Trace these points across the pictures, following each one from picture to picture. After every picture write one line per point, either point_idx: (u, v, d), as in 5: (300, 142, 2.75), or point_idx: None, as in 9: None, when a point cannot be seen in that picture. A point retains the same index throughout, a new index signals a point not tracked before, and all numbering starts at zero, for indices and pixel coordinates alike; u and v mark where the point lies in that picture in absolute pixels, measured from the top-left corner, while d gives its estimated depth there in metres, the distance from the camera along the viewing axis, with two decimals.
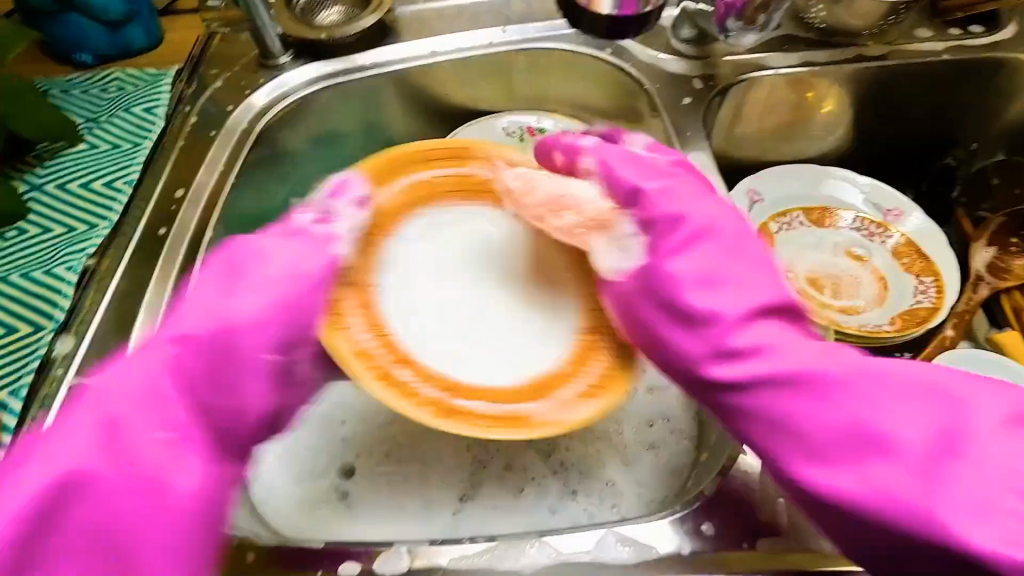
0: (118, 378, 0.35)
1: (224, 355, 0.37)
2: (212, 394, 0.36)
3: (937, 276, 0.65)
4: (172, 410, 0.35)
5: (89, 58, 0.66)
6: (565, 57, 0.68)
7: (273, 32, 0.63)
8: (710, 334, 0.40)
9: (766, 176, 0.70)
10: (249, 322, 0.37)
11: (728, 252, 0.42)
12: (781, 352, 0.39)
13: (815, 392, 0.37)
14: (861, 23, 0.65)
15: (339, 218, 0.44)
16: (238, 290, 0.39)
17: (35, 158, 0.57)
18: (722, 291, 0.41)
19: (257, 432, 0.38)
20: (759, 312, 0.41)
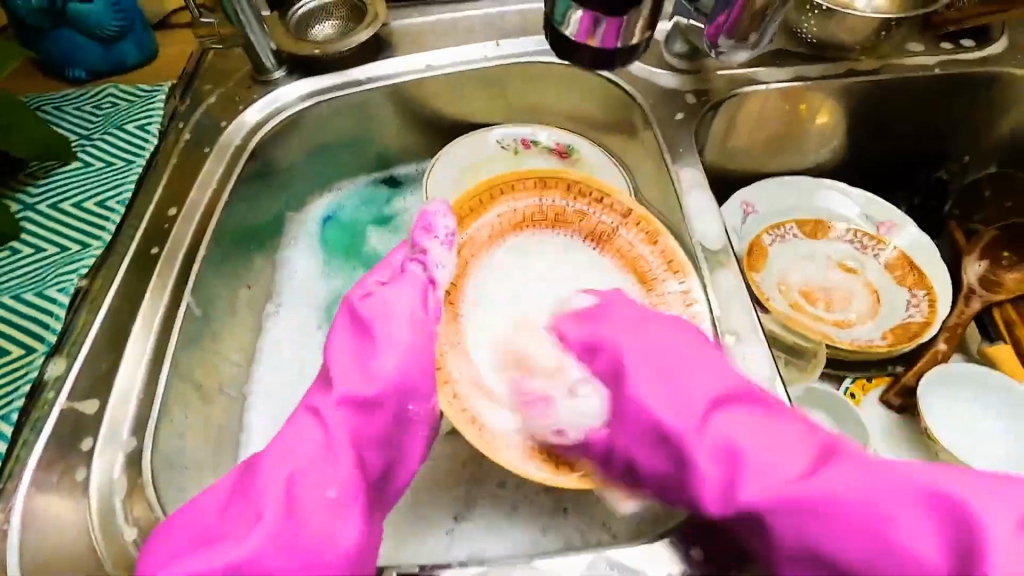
0: (295, 441, 0.42)
1: (380, 415, 0.43)
2: (367, 451, 0.43)
3: (929, 289, 0.66)
4: (337, 468, 0.41)
5: (83, 74, 0.66)
6: (561, 70, 0.68)
7: (266, 46, 0.63)
8: (620, 403, 0.44)
9: (759, 189, 0.70)
10: (392, 383, 0.43)
11: (686, 350, 0.45)
12: (689, 406, 0.43)
13: (748, 424, 0.42)
14: (849, 37, 0.65)
15: (437, 264, 0.49)
16: (377, 349, 0.44)
17: (27, 175, 0.57)
18: (668, 342, 0.46)
19: (396, 483, 0.44)
20: (706, 367, 0.45)
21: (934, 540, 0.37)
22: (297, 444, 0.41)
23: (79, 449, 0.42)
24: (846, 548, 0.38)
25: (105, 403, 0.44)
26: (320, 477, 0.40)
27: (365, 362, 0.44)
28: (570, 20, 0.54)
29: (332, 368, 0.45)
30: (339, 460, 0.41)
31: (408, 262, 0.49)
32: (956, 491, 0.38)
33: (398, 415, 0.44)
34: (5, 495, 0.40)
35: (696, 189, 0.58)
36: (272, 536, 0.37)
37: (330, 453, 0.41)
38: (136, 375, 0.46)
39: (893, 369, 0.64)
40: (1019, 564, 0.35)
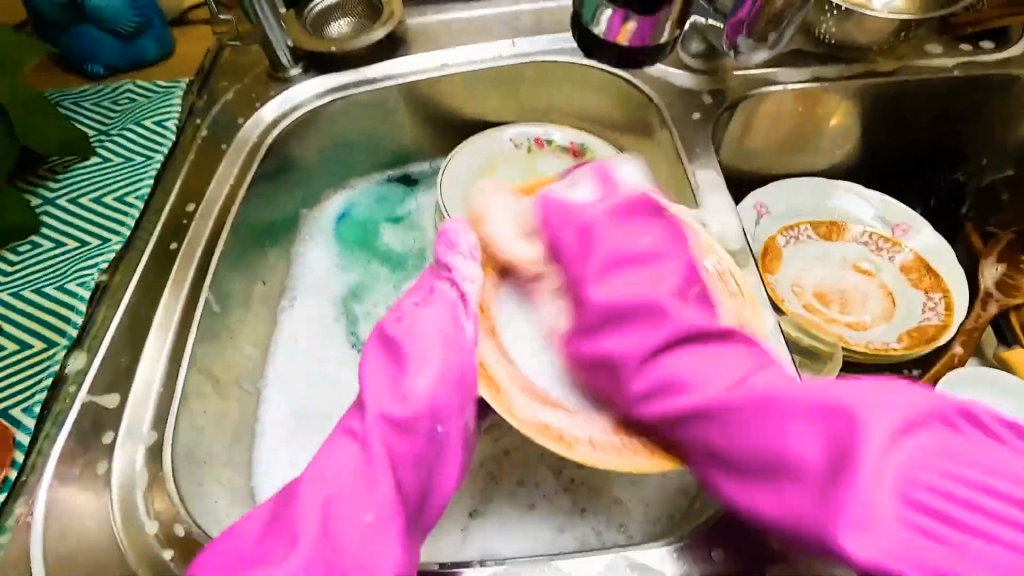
0: (331, 467, 0.39)
1: (413, 437, 0.40)
2: (403, 474, 0.40)
3: (946, 292, 0.65)
4: (377, 494, 0.39)
5: (100, 70, 0.67)
6: (573, 68, 0.67)
7: (283, 44, 0.63)
8: (594, 240, 0.48)
9: (774, 189, 0.70)
10: (425, 403, 0.41)
11: (627, 279, 0.46)
12: (633, 285, 0.45)
13: (695, 357, 0.42)
14: (867, 38, 0.64)
15: (465, 276, 0.46)
16: (409, 369, 0.42)
17: (47, 170, 0.58)
18: (630, 283, 0.46)
19: (432, 505, 0.41)
20: (658, 277, 0.45)
21: (819, 443, 0.36)
22: (332, 471, 0.39)
23: (100, 443, 0.43)
24: (740, 448, 0.38)
25: (125, 398, 0.44)
26: (352, 505, 0.38)
27: (396, 386, 0.42)
28: (601, 19, 0.61)
29: (364, 390, 0.42)
30: (374, 486, 0.39)
31: (438, 283, 0.46)
32: (848, 402, 0.36)
33: (431, 436, 0.41)
34: (27, 488, 0.41)
35: (712, 190, 0.58)
36: (309, 564, 0.36)
37: (364, 479, 0.39)
38: (156, 370, 0.46)
39: (908, 372, 0.64)
40: (883, 479, 0.34)
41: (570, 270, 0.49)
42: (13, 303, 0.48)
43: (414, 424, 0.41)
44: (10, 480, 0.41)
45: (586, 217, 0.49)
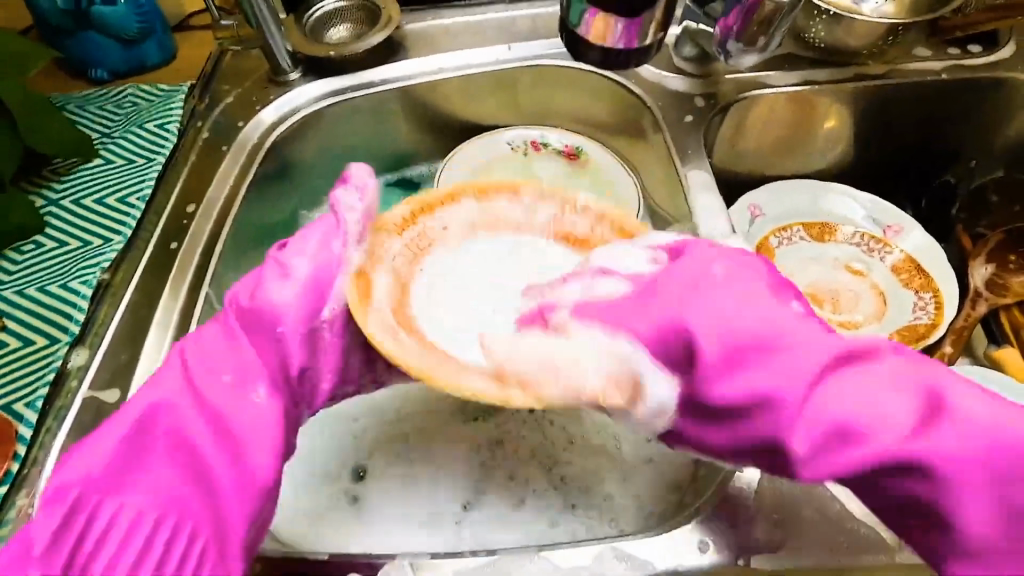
0: (195, 352, 0.41)
1: (259, 331, 0.41)
2: (252, 361, 0.41)
3: (936, 292, 0.66)
4: (240, 370, 0.41)
5: (104, 74, 0.68)
6: (566, 72, 0.69)
7: (283, 48, 0.64)
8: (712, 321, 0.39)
9: (766, 191, 0.71)
10: (272, 299, 0.41)
11: (739, 300, 0.40)
12: (815, 394, 0.37)
13: (858, 383, 0.37)
14: (859, 42, 0.65)
15: (352, 211, 0.44)
16: (268, 268, 0.42)
17: (52, 172, 0.59)
18: (761, 319, 0.39)
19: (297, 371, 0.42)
20: (768, 316, 0.39)
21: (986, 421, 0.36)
22: (194, 360, 0.41)
23: None
24: (981, 507, 0.35)
25: (126, 393, 0.45)
26: (203, 385, 0.40)
27: (256, 293, 0.42)
28: (584, 20, 0.51)
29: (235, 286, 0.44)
30: (226, 370, 0.41)
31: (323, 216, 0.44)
32: None
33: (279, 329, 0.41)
34: (31, 479, 0.41)
35: (704, 190, 0.59)
36: (160, 426, 0.38)
37: (223, 364, 0.41)
38: (157, 365, 0.47)
39: None
40: None
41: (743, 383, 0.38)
42: (20, 302, 0.51)
43: (262, 318, 0.41)
44: (11, 471, 0.43)
45: (647, 280, 0.42)
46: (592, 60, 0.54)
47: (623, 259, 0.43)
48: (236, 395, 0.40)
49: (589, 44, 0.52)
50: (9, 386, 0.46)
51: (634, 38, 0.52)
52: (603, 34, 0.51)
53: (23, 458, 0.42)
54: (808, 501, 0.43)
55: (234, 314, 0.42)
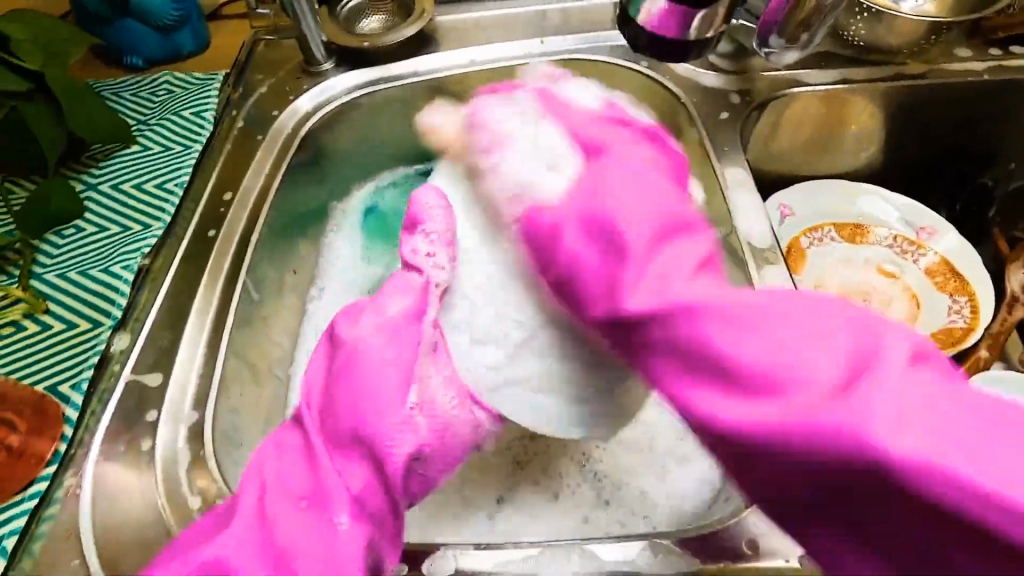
0: (281, 468, 0.40)
1: (349, 442, 0.41)
2: (345, 467, 0.41)
3: (972, 296, 0.65)
4: (320, 488, 0.40)
5: (140, 62, 0.68)
6: (599, 65, 0.68)
7: (318, 39, 0.64)
8: (585, 178, 0.34)
9: (797, 191, 0.70)
10: (364, 403, 0.42)
11: (632, 177, 0.33)
12: (631, 273, 0.29)
13: (755, 323, 0.26)
14: (900, 41, 0.64)
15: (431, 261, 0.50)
16: (351, 367, 0.43)
17: (90, 157, 0.59)
18: (627, 183, 0.33)
19: (399, 461, 0.41)
20: (665, 200, 0.32)
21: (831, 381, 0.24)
22: (278, 473, 0.40)
23: (144, 421, 0.44)
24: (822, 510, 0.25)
25: (167, 377, 0.46)
26: (284, 493, 0.39)
27: (333, 405, 0.42)
28: (645, 12, 0.51)
29: (321, 388, 0.44)
30: (314, 479, 0.40)
31: (370, 313, 0.46)
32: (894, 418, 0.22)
33: (370, 433, 0.41)
34: (76, 460, 0.42)
35: (740, 189, 0.58)
36: (239, 543, 0.36)
37: (310, 472, 0.40)
38: (197, 351, 0.47)
39: None
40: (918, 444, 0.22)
41: (585, 241, 0.32)
42: (63, 285, 0.51)
43: (348, 422, 0.41)
44: (60, 453, 0.43)
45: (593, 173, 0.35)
46: (647, 51, 0.55)
47: (534, 126, 0.42)
48: (322, 505, 0.39)
49: (647, 36, 0.52)
50: (52, 368, 0.47)
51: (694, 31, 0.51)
52: (664, 26, 0.51)
53: (70, 439, 0.43)
54: None
55: (319, 426, 0.42)
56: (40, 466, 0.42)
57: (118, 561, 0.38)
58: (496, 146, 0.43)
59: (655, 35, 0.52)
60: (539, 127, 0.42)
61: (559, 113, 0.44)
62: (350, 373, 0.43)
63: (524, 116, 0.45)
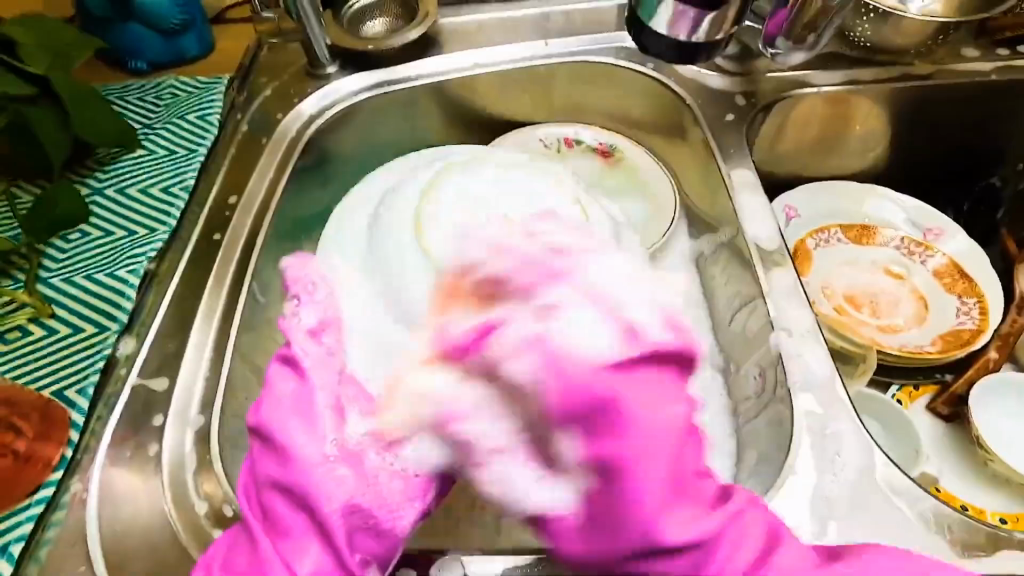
0: (229, 554, 0.37)
1: (292, 519, 0.37)
2: (290, 548, 0.36)
3: (980, 297, 0.65)
4: (261, 564, 0.36)
5: (144, 65, 0.68)
6: (603, 67, 0.68)
7: (322, 42, 0.64)
8: (589, 420, 0.35)
9: (803, 192, 0.70)
10: (299, 480, 0.37)
11: (645, 397, 0.35)
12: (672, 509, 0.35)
13: (699, 528, 0.35)
14: (908, 41, 0.64)
15: (299, 324, 0.43)
16: (281, 444, 0.38)
17: (95, 161, 0.59)
18: (648, 407, 0.35)
19: (336, 518, 0.37)
20: (661, 443, 0.35)
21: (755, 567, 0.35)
22: (224, 560, 0.37)
23: (150, 425, 0.43)
24: None
25: (173, 381, 0.45)
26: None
27: (260, 476, 0.38)
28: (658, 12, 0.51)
29: (254, 466, 0.39)
30: (255, 563, 0.36)
31: (269, 361, 0.41)
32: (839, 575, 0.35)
33: (307, 509, 0.37)
34: (83, 466, 0.42)
35: (748, 190, 0.58)
36: None
37: (250, 554, 0.37)
38: (203, 356, 0.47)
39: (940, 377, 0.64)
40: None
41: (588, 445, 0.35)
42: (69, 290, 0.51)
43: (286, 501, 0.37)
44: (66, 458, 0.42)
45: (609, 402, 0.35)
46: (656, 53, 0.54)
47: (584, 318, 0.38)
48: None
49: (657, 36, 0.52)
50: (58, 372, 0.47)
51: (705, 31, 0.51)
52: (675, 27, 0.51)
53: (76, 444, 0.42)
54: (865, 508, 0.41)
55: (256, 506, 0.38)
56: (45, 472, 0.42)
57: (124, 567, 0.38)
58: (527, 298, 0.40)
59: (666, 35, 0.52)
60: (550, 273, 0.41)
61: (576, 318, 0.38)
62: (279, 452, 0.38)
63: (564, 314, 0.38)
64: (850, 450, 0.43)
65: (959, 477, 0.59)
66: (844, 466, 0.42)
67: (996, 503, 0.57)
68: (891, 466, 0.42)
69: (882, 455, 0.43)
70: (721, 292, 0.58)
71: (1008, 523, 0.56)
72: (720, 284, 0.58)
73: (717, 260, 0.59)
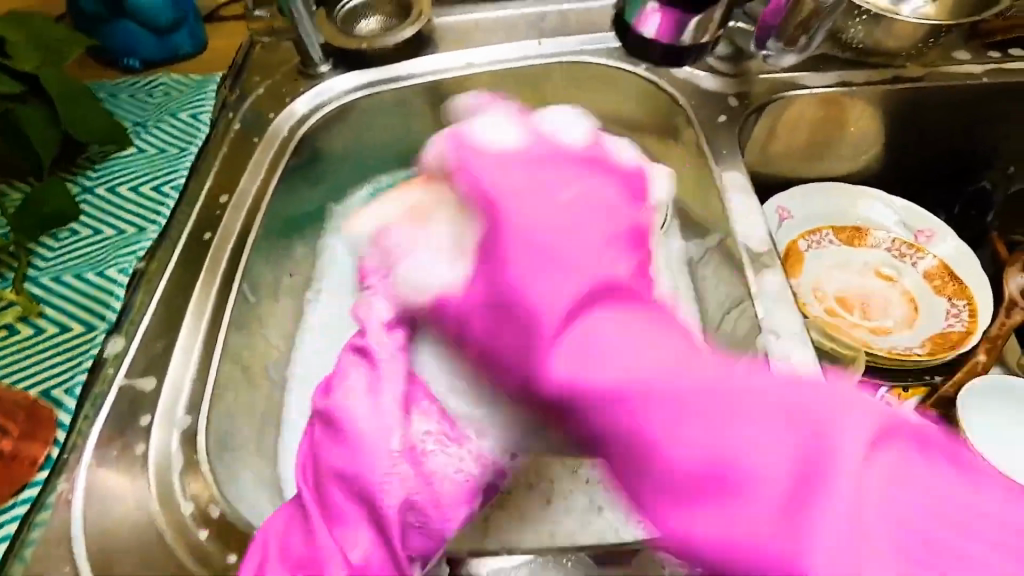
0: (284, 536, 0.38)
1: (350, 508, 0.37)
2: (346, 535, 0.37)
3: (970, 299, 0.65)
4: (318, 554, 0.36)
5: (136, 63, 0.68)
6: (597, 68, 0.68)
7: (315, 41, 0.64)
8: (490, 275, 0.34)
9: (795, 194, 0.70)
10: (358, 465, 0.38)
11: (588, 211, 0.35)
12: (548, 287, 0.32)
13: (606, 347, 0.31)
14: (899, 44, 0.65)
15: (376, 318, 0.43)
16: (348, 429, 0.39)
17: (86, 159, 0.59)
18: (578, 268, 0.33)
19: (394, 515, 0.37)
20: (610, 255, 0.34)
21: (693, 435, 0.30)
22: (282, 541, 0.38)
23: (137, 425, 0.43)
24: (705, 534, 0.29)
25: (162, 381, 0.45)
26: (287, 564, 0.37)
27: (321, 460, 0.39)
28: None
29: (320, 447, 0.39)
30: (311, 548, 0.37)
31: (344, 350, 0.43)
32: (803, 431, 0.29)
33: (365, 500, 0.37)
34: (70, 466, 0.42)
35: (739, 192, 0.58)
36: None
37: (309, 537, 0.37)
38: (192, 356, 0.47)
39: (931, 379, 0.64)
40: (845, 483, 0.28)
41: (538, 303, 0.32)
42: (59, 288, 0.51)
43: (349, 487, 0.38)
44: (52, 457, 0.42)
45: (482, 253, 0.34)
46: None
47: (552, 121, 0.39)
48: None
49: None
50: (46, 372, 0.47)
51: None
52: None
53: (63, 444, 0.42)
54: None
55: (316, 489, 0.38)
56: (32, 471, 0.42)
57: (111, 566, 0.38)
58: (457, 153, 0.38)
59: None
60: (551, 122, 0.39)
61: (500, 125, 0.38)
62: (348, 435, 0.39)
63: (481, 123, 0.40)
64: None
65: None
66: None
67: None
68: None
69: None
70: (711, 293, 0.58)
71: None
72: (710, 285, 0.58)
73: (708, 262, 0.59)
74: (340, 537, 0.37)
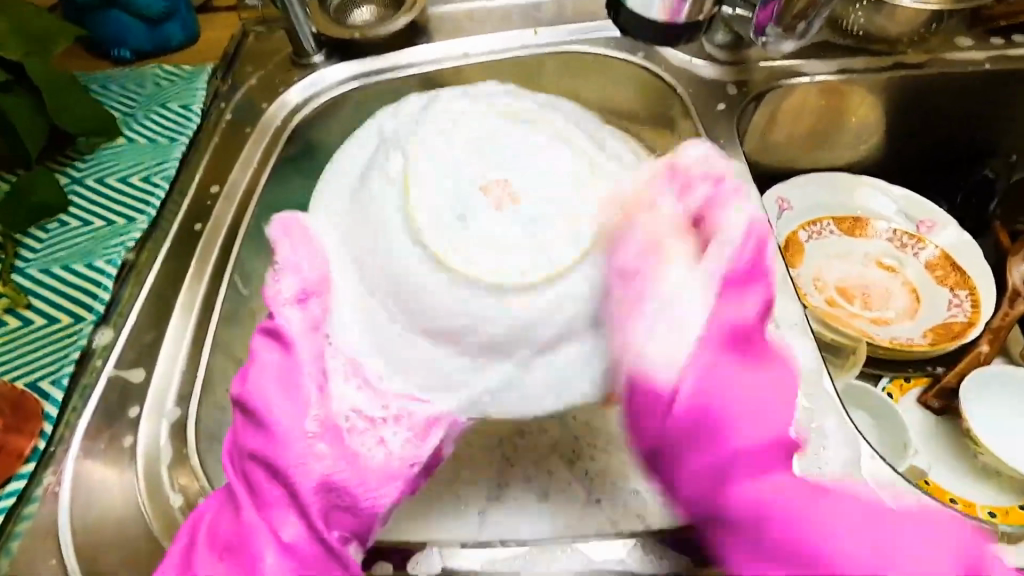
0: (213, 517, 0.37)
1: (270, 488, 0.36)
2: (273, 517, 0.36)
3: (972, 289, 0.65)
4: (244, 533, 0.35)
5: (128, 54, 0.67)
6: (593, 58, 0.67)
7: (307, 30, 0.63)
8: (696, 464, 0.35)
9: (795, 183, 0.69)
10: (279, 442, 0.37)
11: (755, 398, 0.35)
12: (773, 479, 0.34)
13: (755, 485, 0.33)
14: (900, 29, 0.63)
15: (284, 292, 0.41)
16: (272, 400, 0.38)
17: (75, 150, 0.59)
18: (773, 481, 0.33)
19: (313, 495, 0.36)
20: (780, 478, 0.34)
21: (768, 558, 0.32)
22: (210, 522, 0.36)
23: (125, 417, 0.43)
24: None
25: (151, 372, 0.45)
26: (214, 546, 0.35)
27: (238, 440, 0.38)
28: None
29: (241, 428, 0.38)
30: (233, 528, 0.36)
31: (250, 336, 0.40)
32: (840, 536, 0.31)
33: (285, 481, 0.36)
34: (57, 458, 0.41)
35: None
36: None
37: (233, 518, 0.36)
38: (181, 348, 0.46)
39: (932, 370, 0.63)
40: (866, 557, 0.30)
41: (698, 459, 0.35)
42: (48, 280, 0.51)
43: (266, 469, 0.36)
44: (39, 449, 0.42)
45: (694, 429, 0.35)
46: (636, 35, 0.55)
47: (737, 225, 0.41)
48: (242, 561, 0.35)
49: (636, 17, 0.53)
50: (35, 364, 0.46)
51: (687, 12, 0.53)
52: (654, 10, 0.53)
53: (51, 436, 0.42)
54: None
55: (236, 472, 0.37)
56: (18, 463, 0.42)
57: (97, 558, 0.38)
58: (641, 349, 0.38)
59: (645, 16, 0.53)
60: (735, 228, 0.41)
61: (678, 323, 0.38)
62: (265, 408, 0.37)
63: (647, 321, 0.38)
64: (835, 443, 0.42)
65: (948, 471, 0.58)
66: (829, 459, 0.42)
67: (985, 496, 0.57)
68: (876, 458, 0.42)
69: (868, 447, 0.42)
70: None
71: (997, 517, 0.56)
72: None
73: None
74: (263, 518, 0.36)
